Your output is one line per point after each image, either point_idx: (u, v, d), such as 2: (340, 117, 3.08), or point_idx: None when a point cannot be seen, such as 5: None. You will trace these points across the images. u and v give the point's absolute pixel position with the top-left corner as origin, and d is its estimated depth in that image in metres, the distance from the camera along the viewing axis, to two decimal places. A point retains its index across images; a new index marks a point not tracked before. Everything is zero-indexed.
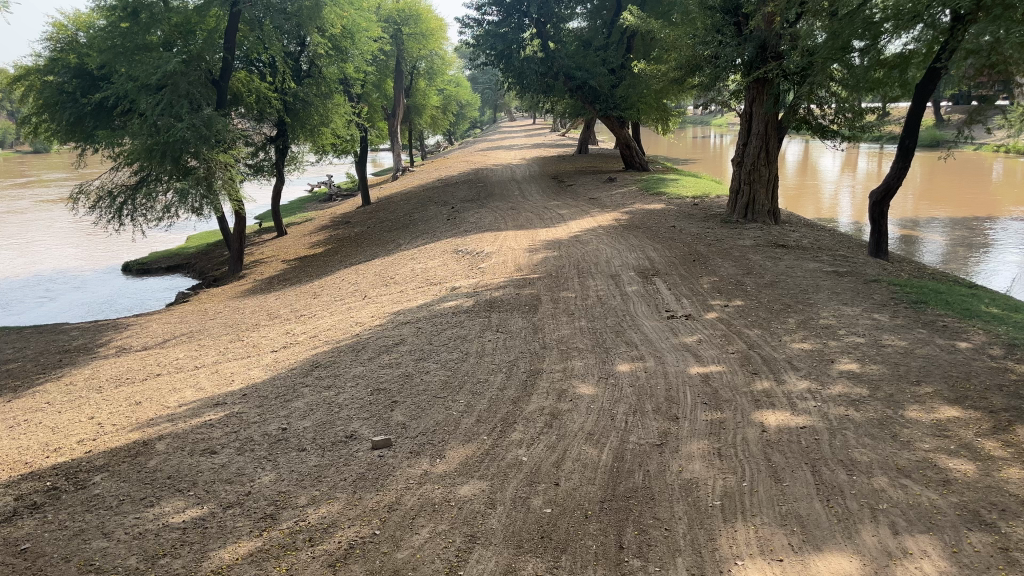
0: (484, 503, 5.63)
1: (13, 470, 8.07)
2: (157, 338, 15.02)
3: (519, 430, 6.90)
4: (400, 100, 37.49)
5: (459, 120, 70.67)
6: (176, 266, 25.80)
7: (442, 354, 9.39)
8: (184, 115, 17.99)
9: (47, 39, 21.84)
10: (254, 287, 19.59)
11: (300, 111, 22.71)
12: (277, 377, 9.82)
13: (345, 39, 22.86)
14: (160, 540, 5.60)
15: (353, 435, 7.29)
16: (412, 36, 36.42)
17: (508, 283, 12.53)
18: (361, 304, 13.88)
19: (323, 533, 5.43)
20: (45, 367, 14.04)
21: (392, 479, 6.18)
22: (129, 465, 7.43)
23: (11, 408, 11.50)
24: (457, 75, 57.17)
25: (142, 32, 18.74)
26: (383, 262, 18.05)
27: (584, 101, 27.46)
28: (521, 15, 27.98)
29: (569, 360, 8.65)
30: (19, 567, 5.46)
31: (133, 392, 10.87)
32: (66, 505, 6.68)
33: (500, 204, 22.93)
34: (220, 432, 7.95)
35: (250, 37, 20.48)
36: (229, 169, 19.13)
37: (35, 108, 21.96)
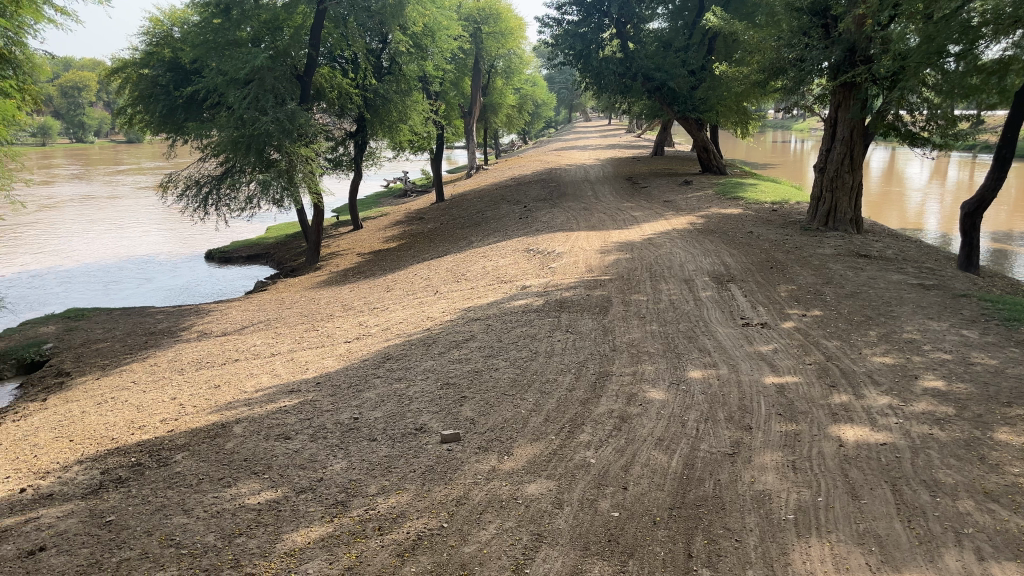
0: (551, 503, 5.63)
1: (101, 446, 8.49)
2: (236, 325, 15.52)
3: (588, 431, 6.88)
4: (477, 99, 37.81)
5: (534, 120, 70.95)
6: (255, 256, 26.59)
7: (511, 352, 9.43)
8: (269, 109, 18.60)
9: (144, 34, 22.80)
10: (329, 279, 20.02)
11: (379, 107, 23.03)
12: (351, 367, 10.03)
13: (425, 37, 23.22)
14: (236, 520, 5.79)
15: (422, 427, 7.40)
16: (491, 36, 36.50)
17: (579, 284, 12.51)
18: (432, 299, 14.04)
19: (392, 522, 5.52)
20: (132, 347, 14.69)
21: (459, 474, 6.24)
22: (208, 446, 7.71)
23: (99, 386, 12.08)
24: (536, 75, 57.31)
25: (234, 27, 19.45)
26: (455, 258, 18.22)
27: (662, 103, 27.16)
28: (601, 15, 27.86)
29: (640, 364, 8.57)
30: (104, 538, 5.72)
31: (211, 376, 11.27)
32: (149, 481, 6.97)
33: (574, 204, 22.88)
34: (295, 418, 8.17)
35: (334, 34, 20.86)
36: (309, 162, 19.56)
37: (131, 100, 22.98)
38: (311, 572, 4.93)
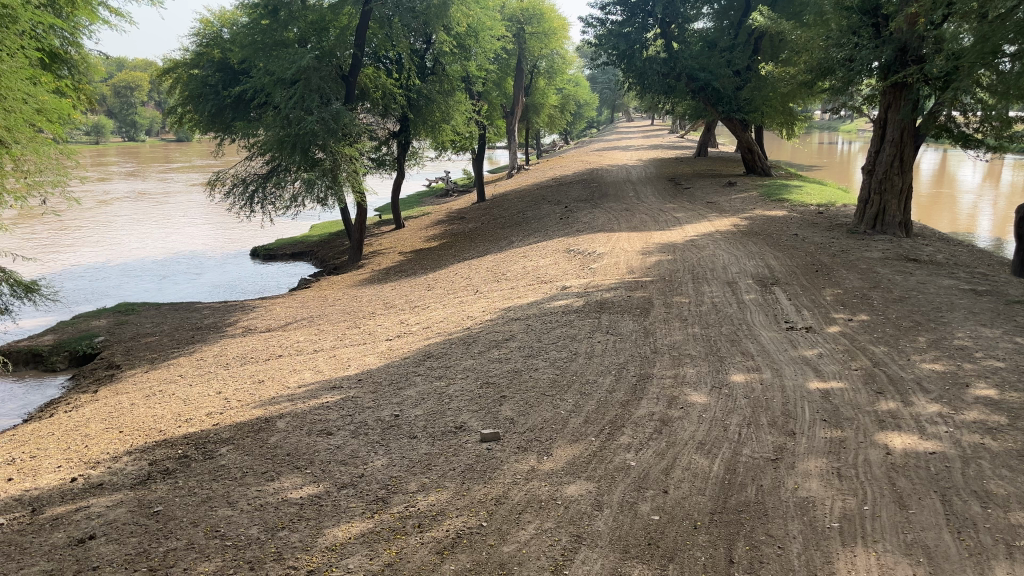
0: (590, 505, 5.62)
1: (149, 437, 8.69)
2: (280, 321, 15.74)
3: (628, 434, 6.84)
4: (520, 99, 37.86)
5: (577, 120, 70.80)
6: (299, 253, 26.97)
7: (551, 352, 9.42)
8: (314, 109, 18.88)
9: (195, 35, 23.28)
10: (371, 277, 20.19)
11: (423, 108, 23.32)
12: (392, 365, 10.12)
13: (469, 37, 23.36)
14: (279, 513, 5.88)
15: (462, 426, 7.43)
16: (535, 36, 36.57)
17: (620, 285, 12.44)
18: (473, 298, 14.07)
19: (432, 520, 5.55)
20: (179, 342, 15.00)
21: (499, 473, 6.26)
22: (252, 440, 7.84)
23: (148, 379, 12.37)
24: (579, 76, 57.14)
25: (281, 28, 19.75)
26: (496, 258, 18.26)
27: (706, 103, 26.90)
28: (645, 15, 27.67)
29: (681, 366, 8.50)
30: (152, 528, 5.85)
31: (256, 371, 11.47)
32: (195, 473, 7.12)
33: (616, 205, 22.76)
34: (337, 414, 8.27)
35: (379, 34, 21.04)
36: (353, 162, 19.73)
37: (182, 100, 23.49)
38: (352, 567, 4.98)
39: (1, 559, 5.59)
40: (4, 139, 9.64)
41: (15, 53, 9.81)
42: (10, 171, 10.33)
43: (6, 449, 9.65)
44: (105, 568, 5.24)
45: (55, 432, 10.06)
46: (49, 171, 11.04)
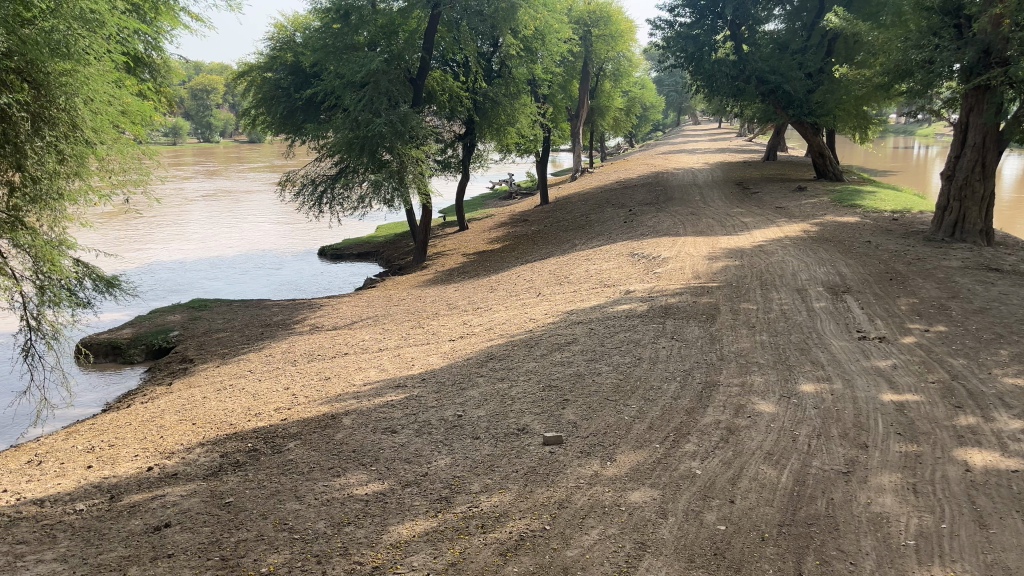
0: (655, 512, 5.56)
1: (220, 430, 8.97)
2: (346, 320, 16.03)
3: (694, 442, 6.74)
4: (585, 102, 37.80)
5: (642, 122, 70.30)
6: (365, 253, 27.42)
7: (614, 357, 9.36)
8: (382, 111, 19.22)
9: (269, 39, 23.92)
10: (434, 278, 20.42)
11: (489, 110, 23.27)
12: (455, 365, 10.21)
13: (536, 40, 23.43)
14: (345, 509, 5.98)
15: (525, 429, 7.43)
16: (601, 39, 36.36)
17: (685, 290, 12.29)
18: (535, 301, 14.07)
19: (495, 521, 5.57)
20: (249, 338, 15.40)
21: (562, 477, 6.25)
22: (319, 435, 8.00)
23: (219, 373, 12.76)
24: (644, 78, 56.60)
25: (352, 32, 20.09)
26: (560, 260, 18.25)
27: (776, 106, 26.36)
28: (715, 16, 27.22)
29: (748, 374, 8.35)
30: (223, 518, 6.02)
31: (323, 367, 11.72)
32: (264, 466, 7.31)
33: (681, 209, 22.49)
34: (401, 413, 8.38)
35: (447, 38, 21.36)
36: (420, 164, 19.93)
37: (255, 102, 24.17)
38: (416, 566, 5.03)
39: (82, 543, 5.82)
40: (91, 139, 10.04)
41: (103, 57, 10.22)
42: (96, 171, 10.74)
43: (87, 437, 10.08)
44: (180, 556, 5.40)
45: (133, 422, 10.47)
46: (133, 170, 11.43)
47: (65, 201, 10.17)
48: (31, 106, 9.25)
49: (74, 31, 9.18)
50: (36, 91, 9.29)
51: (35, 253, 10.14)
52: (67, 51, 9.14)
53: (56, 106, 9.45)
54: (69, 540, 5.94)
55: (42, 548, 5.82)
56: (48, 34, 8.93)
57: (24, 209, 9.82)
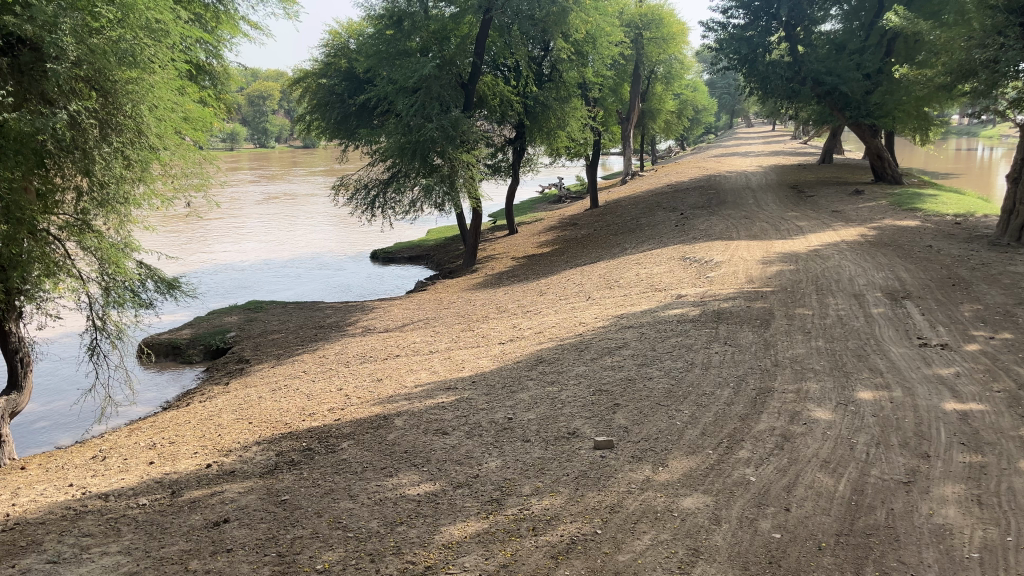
0: (708, 518, 5.50)
1: (275, 429, 9.16)
2: (397, 322, 16.19)
3: (748, 448, 6.65)
4: (636, 105, 37.60)
5: (694, 125, 69.63)
6: (416, 257, 27.71)
7: (666, 362, 9.29)
8: (434, 116, 19.39)
9: (323, 46, 24.38)
10: (484, 281, 20.51)
11: (539, 115, 23.14)
12: (505, 368, 10.25)
13: (587, 43, 23.40)
14: (397, 509, 6.05)
15: (575, 432, 7.43)
16: (653, 42, 36.02)
17: (739, 295, 12.13)
18: (585, 305, 14.05)
19: (546, 524, 5.58)
20: (303, 339, 15.67)
21: (613, 481, 6.22)
22: (371, 436, 8.11)
23: (275, 373, 13.04)
24: (697, 81, 55.75)
25: (404, 38, 20.30)
26: (610, 264, 18.18)
27: (833, 108, 25.84)
28: (770, 17, 26.79)
29: (804, 381, 8.20)
30: (280, 516, 6.14)
31: (375, 369, 11.90)
32: (319, 465, 7.44)
33: (734, 212, 22.22)
34: (452, 415, 8.45)
35: (498, 42, 21.34)
36: (471, 168, 20.02)
37: (310, 108, 24.65)
38: (468, 566, 5.07)
39: (146, 537, 6.00)
40: (155, 145, 10.35)
41: (167, 66, 10.56)
42: (160, 176, 11.07)
43: (149, 434, 10.38)
44: (239, 551, 5.53)
45: (191, 421, 10.74)
46: (194, 175, 11.76)
47: (130, 205, 10.50)
48: (98, 113, 9.62)
49: (140, 40, 9.51)
50: (104, 99, 9.69)
51: (100, 256, 10.33)
52: (133, 60, 9.48)
53: (123, 113, 9.81)
54: (133, 533, 6.13)
55: (108, 540, 6.01)
56: (116, 44, 9.29)
57: (91, 213, 10.20)
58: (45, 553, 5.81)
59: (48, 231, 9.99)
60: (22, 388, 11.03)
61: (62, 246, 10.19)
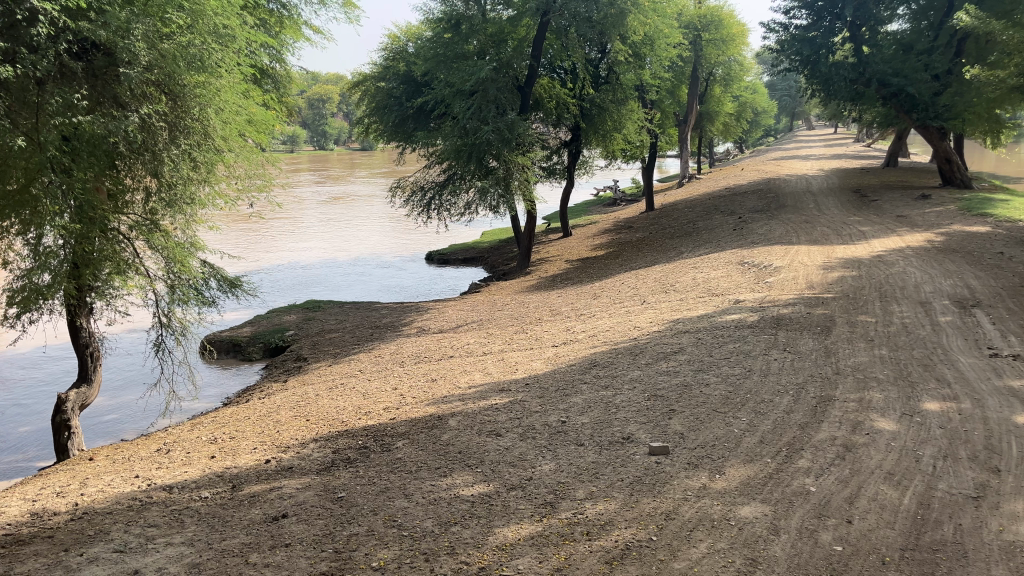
0: (767, 528, 5.39)
1: (332, 427, 9.30)
2: (451, 323, 16.32)
3: (807, 458, 6.50)
4: (694, 107, 37.19)
5: (753, 128, 68.49)
6: (471, 258, 27.89)
7: (723, 367, 9.15)
8: (490, 119, 19.47)
9: (382, 50, 24.72)
10: (537, 284, 20.53)
11: (596, 117, 23.10)
12: (559, 371, 10.23)
13: (644, 46, 23.26)
14: (452, 509, 6.09)
15: (630, 437, 7.37)
16: (712, 43, 35.54)
17: (798, 301, 11.88)
18: (640, 309, 13.92)
19: (600, 529, 5.55)
20: (359, 339, 15.90)
21: (669, 488, 6.15)
22: (426, 435, 8.18)
23: (332, 371, 13.26)
24: (757, 83, 54.81)
25: (462, 41, 20.42)
26: (666, 268, 18.00)
27: (899, 111, 25.44)
28: (834, 17, 26.25)
29: (867, 390, 7.98)
30: (336, 512, 6.24)
31: (430, 369, 12.00)
32: (374, 463, 7.53)
33: (793, 216, 21.81)
34: (505, 417, 8.46)
35: (556, 44, 21.27)
36: (525, 170, 20.01)
37: (369, 111, 25.05)
38: (521, 569, 5.06)
39: (208, 529, 6.15)
40: (220, 148, 10.62)
41: (233, 69, 10.84)
42: (224, 177, 11.36)
43: (210, 429, 10.65)
44: (296, 545, 5.63)
45: (251, 417, 10.98)
46: (258, 177, 12.02)
47: (196, 206, 10.75)
48: (168, 117, 9.96)
49: (208, 45, 9.81)
50: (173, 102, 9.99)
51: (167, 254, 10.59)
52: (202, 65, 9.77)
53: (191, 116, 10.11)
54: (195, 525, 6.30)
55: (172, 531, 6.18)
56: (185, 49, 9.56)
57: (160, 213, 10.50)
58: (112, 542, 6.01)
59: (119, 230, 10.30)
60: (91, 381, 11.42)
61: (132, 245, 10.45)
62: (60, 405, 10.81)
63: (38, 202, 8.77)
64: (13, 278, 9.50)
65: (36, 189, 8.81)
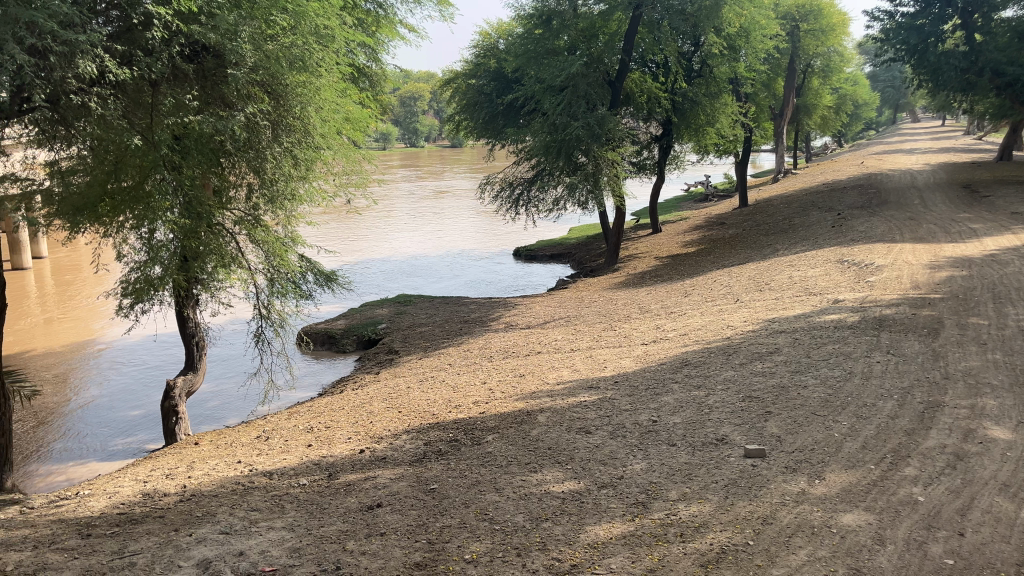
0: (871, 538, 5.18)
1: (422, 419, 9.47)
2: (539, 319, 16.34)
3: (915, 466, 6.21)
4: (790, 100, 36.12)
5: (854, 121, 65.95)
6: (559, 254, 27.83)
7: (822, 370, 8.83)
8: (580, 114, 19.32)
9: (474, 47, 24.93)
10: (626, 281, 20.31)
11: (688, 111, 22.70)
12: (649, 369, 10.09)
13: (740, 38, 22.59)
14: (543, 505, 6.10)
15: (724, 439, 7.20)
16: (810, 34, 34.38)
17: (902, 301, 11.37)
18: (733, 308, 13.57)
19: (694, 531, 5.44)
20: (449, 333, 16.11)
21: (766, 492, 5.98)
22: (515, 430, 8.22)
23: (422, 365, 13.49)
24: (857, 74, 52.56)
25: (553, 37, 20.38)
26: (760, 265, 17.50)
27: (1015, 101, 24.09)
28: (944, 3, 24.81)
29: (981, 397, 7.55)
30: (429, 503, 6.35)
31: (518, 364, 12.05)
32: (464, 456, 7.61)
33: (897, 213, 20.87)
34: (595, 414, 8.42)
35: (647, 39, 20.94)
36: (616, 166, 19.77)
37: (459, 108, 25.37)
38: (614, 568, 5.02)
39: (307, 515, 6.35)
40: (320, 146, 10.91)
41: (333, 69, 11.11)
42: (323, 173, 11.70)
43: (307, 418, 10.99)
44: (391, 535, 5.74)
45: (345, 407, 11.28)
46: (355, 173, 12.32)
47: (295, 203, 11.10)
48: (271, 115, 10.33)
49: (309, 45, 10.08)
50: (276, 101, 10.35)
51: (268, 249, 10.97)
52: (303, 65, 10.05)
53: (292, 115, 10.44)
54: (295, 511, 6.50)
55: (273, 516, 6.41)
56: (288, 50, 9.85)
57: (262, 209, 10.89)
58: (218, 524, 6.27)
59: (224, 225, 10.74)
60: (198, 369, 11.96)
61: (235, 238, 10.88)
62: (168, 391, 11.38)
63: (150, 198, 9.21)
64: (127, 269, 10.05)
65: (148, 185, 9.25)
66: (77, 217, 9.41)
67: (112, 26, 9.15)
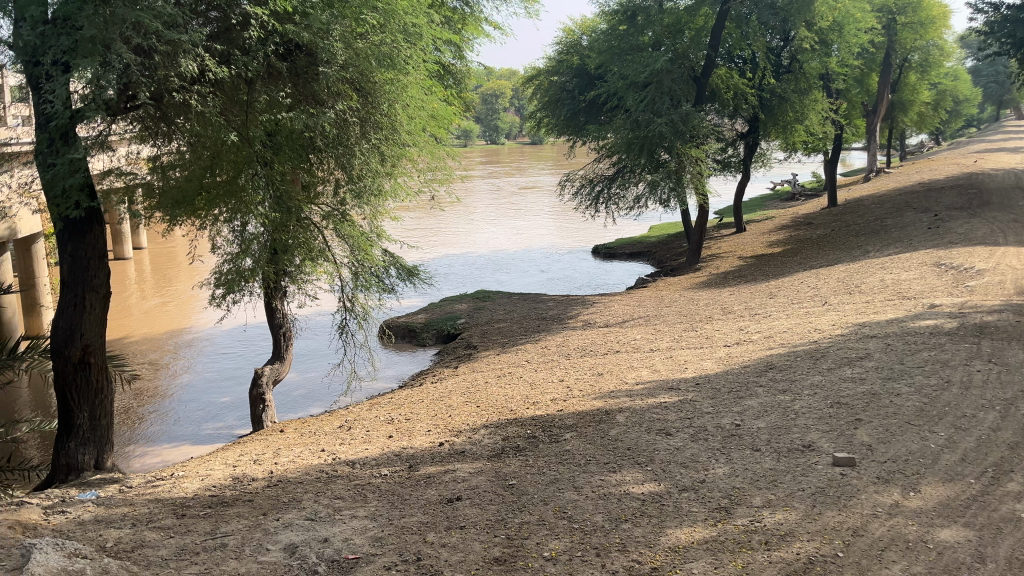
0: (971, 555, 4.94)
1: (500, 415, 9.51)
2: (618, 317, 16.19)
3: (1018, 482, 5.89)
4: (885, 96, 34.74)
5: (952, 118, 62.88)
6: (638, 252, 27.53)
7: (916, 377, 8.46)
8: (664, 111, 19.01)
9: (557, 43, 24.87)
10: (707, 281, 19.91)
11: (775, 107, 22.14)
12: (732, 372, 9.88)
13: (832, 32, 21.88)
14: (621, 506, 6.03)
15: (811, 446, 6.98)
16: (908, 28, 32.97)
17: (1005, 308, 10.80)
18: (821, 310, 13.15)
19: (780, 539, 5.29)
20: (527, 329, 16.13)
21: (857, 502, 5.77)
22: (594, 429, 8.17)
23: (500, 360, 13.57)
24: (958, 69, 50.12)
25: (637, 32, 20.15)
26: (849, 267, 16.90)
27: None
28: None
29: None
30: (508, 499, 6.36)
31: (596, 362, 11.99)
32: (542, 454, 7.60)
33: (1000, 214, 19.84)
34: (676, 416, 8.28)
35: (735, 34, 20.54)
36: (700, 164, 19.39)
37: (541, 105, 25.34)
38: (696, 572, 4.95)
39: (388, 505, 6.46)
40: (405, 142, 11.06)
41: (421, 66, 11.25)
42: (408, 170, 11.86)
43: (387, 410, 11.19)
44: (471, 528, 5.78)
45: (424, 400, 11.44)
46: (439, 169, 12.40)
47: (380, 198, 11.32)
48: (360, 112, 10.56)
49: (398, 42, 10.27)
50: (365, 99, 10.60)
51: (353, 243, 11.24)
52: (392, 62, 10.23)
53: (380, 112, 10.64)
54: (377, 501, 6.62)
55: (357, 505, 6.54)
56: (378, 48, 10.07)
57: (349, 204, 11.14)
58: (304, 510, 6.44)
59: (312, 219, 11.06)
60: (284, 359, 12.31)
61: (323, 233, 11.19)
62: (256, 379, 11.78)
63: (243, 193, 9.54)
64: (220, 260, 10.49)
65: (243, 180, 9.58)
66: (175, 210, 9.81)
67: (212, 27, 9.58)
